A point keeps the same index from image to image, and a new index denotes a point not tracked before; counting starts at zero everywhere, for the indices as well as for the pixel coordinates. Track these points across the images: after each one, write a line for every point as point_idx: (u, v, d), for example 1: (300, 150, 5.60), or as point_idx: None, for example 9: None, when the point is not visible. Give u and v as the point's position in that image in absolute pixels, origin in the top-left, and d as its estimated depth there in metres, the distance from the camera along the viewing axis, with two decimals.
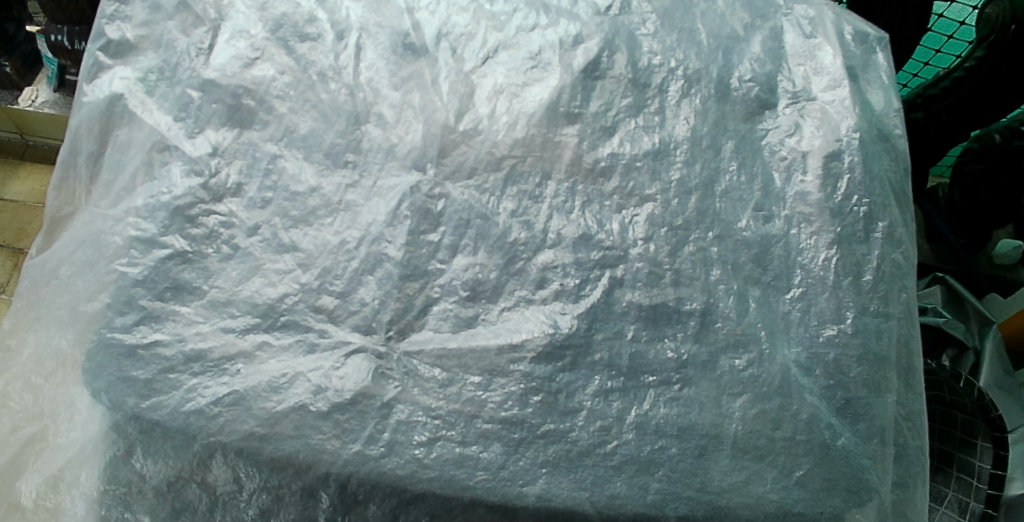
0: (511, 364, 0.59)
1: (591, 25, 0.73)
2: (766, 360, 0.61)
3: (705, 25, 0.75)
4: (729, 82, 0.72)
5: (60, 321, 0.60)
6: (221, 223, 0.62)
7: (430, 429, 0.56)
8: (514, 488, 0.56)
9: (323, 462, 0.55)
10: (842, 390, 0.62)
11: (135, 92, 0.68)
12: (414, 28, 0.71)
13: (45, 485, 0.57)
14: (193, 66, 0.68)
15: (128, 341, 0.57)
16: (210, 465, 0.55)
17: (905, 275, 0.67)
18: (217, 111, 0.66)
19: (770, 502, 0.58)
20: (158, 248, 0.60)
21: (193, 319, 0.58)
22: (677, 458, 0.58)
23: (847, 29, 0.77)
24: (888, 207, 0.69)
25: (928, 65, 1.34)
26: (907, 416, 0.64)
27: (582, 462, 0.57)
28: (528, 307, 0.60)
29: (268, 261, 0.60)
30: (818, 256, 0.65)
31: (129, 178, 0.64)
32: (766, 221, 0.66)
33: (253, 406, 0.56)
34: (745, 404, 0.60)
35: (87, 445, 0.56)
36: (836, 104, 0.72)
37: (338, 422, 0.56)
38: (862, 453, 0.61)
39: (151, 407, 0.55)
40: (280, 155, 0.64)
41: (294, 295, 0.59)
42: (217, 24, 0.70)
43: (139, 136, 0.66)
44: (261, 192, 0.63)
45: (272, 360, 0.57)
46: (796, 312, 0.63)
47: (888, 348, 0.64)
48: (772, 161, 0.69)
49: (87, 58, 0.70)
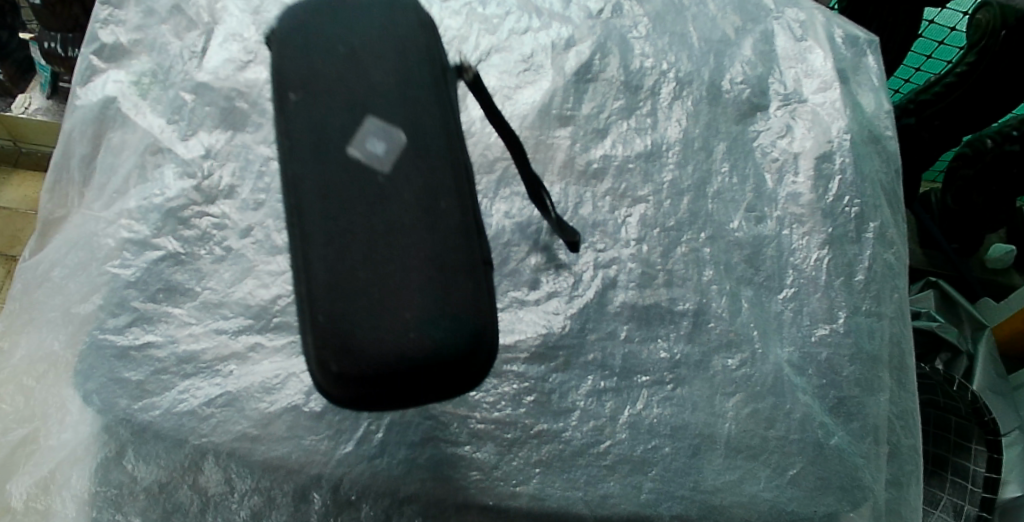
0: (504, 365, 0.58)
1: (583, 28, 0.74)
2: (759, 360, 0.61)
3: (697, 29, 0.75)
4: (720, 84, 0.72)
5: (53, 323, 0.59)
6: (214, 225, 0.62)
7: (423, 430, 0.56)
8: (506, 488, 0.55)
9: (316, 463, 0.55)
10: (835, 389, 0.62)
11: (127, 95, 0.68)
12: None
13: (36, 486, 0.55)
14: (186, 69, 0.68)
15: (121, 343, 0.57)
16: (202, 466, 0.55)
17: (896, 275, 0.68)
18: (209, 113, 0.66)
19: (763, 501, 0.58)
20: (150, 250, 0.60)
21: (185, 321, 0.58)
22: (670, 457, 0.58)
23: (838, 33, 0.78)
24: (880, 207, 0.69)
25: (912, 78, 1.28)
26: (900, 415, 0.64)
27: (575, 461, 0.57)
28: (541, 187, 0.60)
29: (260, 263, 0.60)
30: (810, 257, 0.66)
31: (121, 180, 0.64)
32: (758, 222, 0.67)
33: (246, 407, 0.56)
34: (738, 404, 0.60)
35: (78, 447, 0.55)
36: (827, 106, 0.72)
37: (331, 423, 0.55)
38: (855, 452, 0.61)
39: (142, 409, 0.55)
40: (272, 158, 0.64)
41: (287, 296, 0.59)
42: (210, 28, 0.70)
43: (132, 139, 0.66)
44: (253, 194, 0.63)
45: (265, 361, 0.57)
46: (788, 313, 0.64)
47: (880, 347, 0.64)
48: (764, 162, 0.69)
49: (82, 63, 0.70)
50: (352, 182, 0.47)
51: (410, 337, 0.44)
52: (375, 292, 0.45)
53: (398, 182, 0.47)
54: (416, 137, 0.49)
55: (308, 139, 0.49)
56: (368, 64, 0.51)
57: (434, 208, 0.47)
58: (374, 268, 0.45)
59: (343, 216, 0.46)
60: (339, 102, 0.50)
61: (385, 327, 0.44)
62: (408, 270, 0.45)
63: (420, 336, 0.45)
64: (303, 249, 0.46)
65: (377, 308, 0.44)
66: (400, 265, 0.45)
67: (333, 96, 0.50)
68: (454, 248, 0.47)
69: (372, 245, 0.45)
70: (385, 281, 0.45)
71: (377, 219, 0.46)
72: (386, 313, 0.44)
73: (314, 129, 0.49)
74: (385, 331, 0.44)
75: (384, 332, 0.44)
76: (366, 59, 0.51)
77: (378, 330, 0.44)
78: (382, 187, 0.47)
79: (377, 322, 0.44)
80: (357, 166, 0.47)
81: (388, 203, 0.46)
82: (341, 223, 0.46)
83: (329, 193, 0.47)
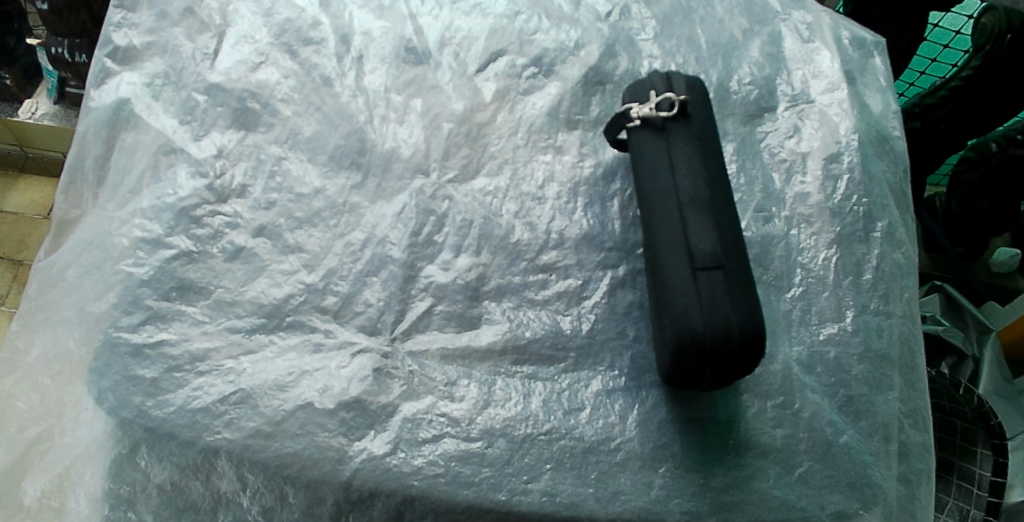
0: (514, 366, 0.59)
1: (591, 31, 0.74)
2: (769, 359, 0.62)
3: (705, 31, 0.76)
4: (728, 85, 0.73)
5: (67, 322, 0.60)
6: (227, 224, 0.62)
7: (435, 427, 0.56)
8: (518, 484, 0.55)
9: (328, 459, 0.54)
10: (844, 387, 0.62)
11: (141, 97, 0.68)
12: (417, 33, 0.72)
13: (51, 484, 0.56)
14: (198, 70, 0.69)
15: (135, 341, 0.57)
16: (214, 463, 0.54)
17: (905, 274, 0.68)
18: (222, 114, 0.67)
19: (773, 498, 0.58)
20: (163, 249, 0.61)
21: (199, 319, 0.58)
22: (681, 454, 0.58)
23: (845, 35, 0.78)
24: (887, 207, 0.70)
25: (914, 84, 1.28)
26: (909, 413, 0.64)
27: (586, 458, 0.57)
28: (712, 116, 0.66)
29: (273, 262, 0.61)
30: (818, 256, 0.66)
31: (134, 181, 0.65)
32: (766, 222, 0.67)
33: (259, 404, 0.56)
34: (747, 403, 0.60)
35: (92, 444, 0.55)
36: (835, 107, 0.73)
37: (344, 420, 0.56)
38: (864, 449, 0.61)
39: (158, 405, 0.55)
40: (284, 157, 0.65)
41: (300, 295, 0.60)
42: (222, 30, 0.71)
43: (145, 140, 0.66)
44: (265, 194, 0.63)
45: (278, 359, 0.58)
46: (797, 312, 0.64)
47: (890, 346, 0.64)
48: (772, 163, 0.70)
49: (95, 65, 0.70)
50: (732, 219, 0.61)
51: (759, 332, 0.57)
52: (751, 300, 0.58)
53: (732, 220, 0.59)
54: (718, 210, 0.64)
55: (717, 167, 0.62)
56: (710, 131, 0.63)
57: (734, 270, 0.62)
58: (744, 290, 0.60)
59: (736, 239, 0.60)
60: (719, 175, 0.64)
61: (756, 317, 0.58)
62: (741, 291, 0.60)
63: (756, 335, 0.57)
64: (704, 227, 0.58)
65: (753, 319, 0.59)
66: (744, 285, 0.60)
67: (715, 158, 0.64)
68: (742, 299, 0.61)
69: (740, 255, 0.60)
70: (748, 289, 0.59)
71: (736, 268, 0.61)
72: (751, 324, 0.59)
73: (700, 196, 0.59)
74: (756, 334, 0.58)
75: (757, 323, 0.57)
76: (718, 134, 0.64)
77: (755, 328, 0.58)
78: (731, 247, 0.62)
79: (757, 317, 0.58)
80: (728, 208, 0.62)
81: (727, 236, 0.62)
82: (739, 246, 0.59)
83: (733, 222, 0.60)
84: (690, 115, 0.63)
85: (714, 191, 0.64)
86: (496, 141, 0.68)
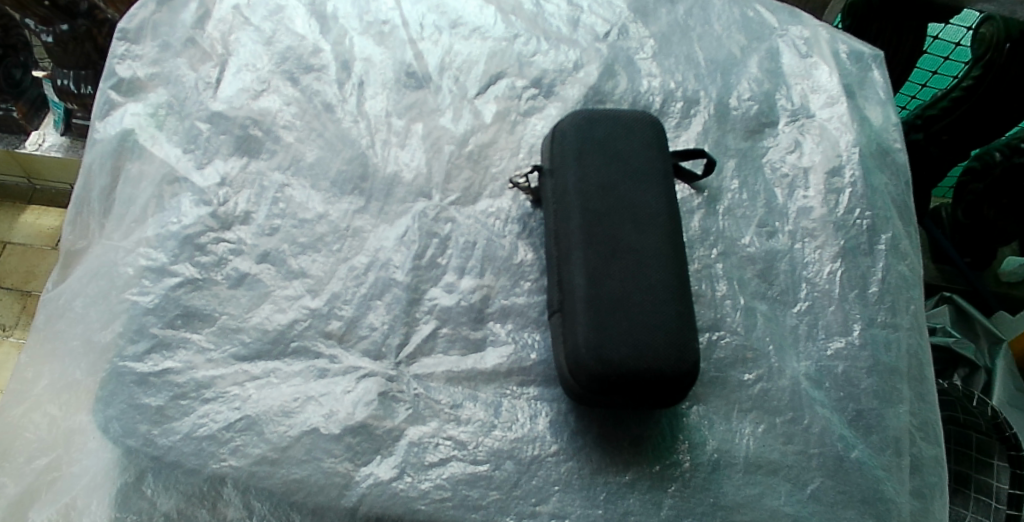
0: (521, 387, 0.59)
1: (590, 51, 0.75)
2: (776, 375, 0.62)
3: (702, 48, 0.77)
4: (728, 102, 0.73)
5: (74, 353, 0.59)
6: (230, 250, 0.62)
7: (443, 450, 0.56)
8: (527, 507, 0.55)
9: (334, 485, 0.54)
10: (853, 402, 0.62)
11: (145, 127, 0.69)
12: (417, 57, 0.73)
13: (57, 515, 0.54)
14: (201, 99, 0.70)
15: (140, 370, 0.57)
16: (222, 491, 0.54)
17: (912, 286, 0.67)
18: (225, 142, 0.67)
19: (785, 516, 0.57)
20: (168, 276, 0.61)
21: (204, 346, 0.59)
22: (689, 473, 0.57)
23: (842, 49, 0.79)
24: (891, 219, 0.70)
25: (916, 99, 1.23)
26: (921, 426, 0.63)
27: (595, 479, 0.56)
28: (659, 125, 0.65)
29: (277, 288, 0.61)
30: (823, 270, 0.66)
31: (139, 209, 0.65)
32: (771, 236, 0.68)
33: (266, 430, 0.55)
34: (755, 420, 0.60)
35: (100, 472, 0.55)
36: (835, 121, 0.74)
37: (351, 445, 0.55)
38: (876, 464, 0.60)
39: (165, 434, 0.55)
40: (287, 184, 0.66)
41: (304, 320, 0.60)
42: (224, 60, 0.72)
43: (150, 169, 0.67)
44: (269, 220, 0.64)
45: (285, 385, 0.57)
46: (803, 327, 0.64)
47: (898, 358, 0.64)
48: (774, 178, 0.70)
49: (100, 97, 0.71)
50: (611, 234, 0.58)
51: (621, 354, 0.53)
52: (624, 317, 0.54)
53: (628, 243, 0.57)
54: (648, 211, 0.59)
55: (587, 193, 0.60)
56: (631, 152, 0.62)
57: (663, 272, 0.57)
58: (644, 300, 0.55)
59: (602, 259, 0.57)
60: (612, 187, 0.60)
61: (627, 335, 0.54)
62: (643, 298, 0.55)
63: (638, 353, 0.53)
64: (570, 269, 0.57)
65: (636, 332, 0.54)
66: (637, 292, 0.55)
67: (601, 176, 0.60)
68: (664, 304, 0.55)
69: (607, 272, 0.56)
70: (627, 303, 0.55)
71: (644, 273, 0.56)
72: (644, 336, 0.54)
73: (598, 228, 0.58)
74: (643, 350, 0.53)
75: (622, 342, 0.53)
76: (644, 154, 0.62)
77: (635, 347, 0.53)
78: (641, 252, 0.57)
79: (622, 337, 0.54)
80: (610, 223, 0.58)
81: (636, 244, 0.57)
82: (602, 265, 0.56)
83: (593, 246, 0.57)
84: (583, 149, 0.62)
85: (631, 195, 0.60)
86: (498, 163, 0.69)
